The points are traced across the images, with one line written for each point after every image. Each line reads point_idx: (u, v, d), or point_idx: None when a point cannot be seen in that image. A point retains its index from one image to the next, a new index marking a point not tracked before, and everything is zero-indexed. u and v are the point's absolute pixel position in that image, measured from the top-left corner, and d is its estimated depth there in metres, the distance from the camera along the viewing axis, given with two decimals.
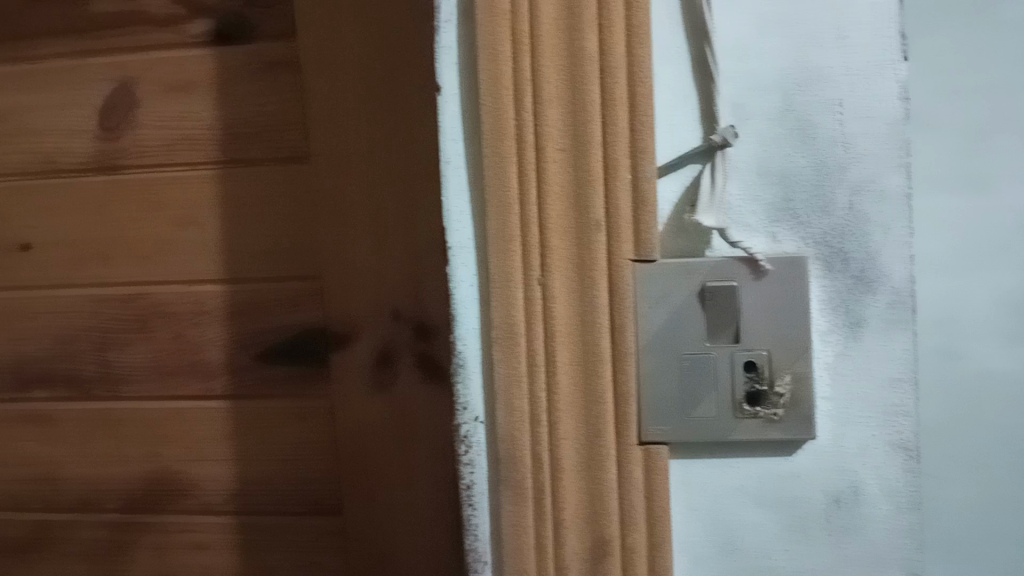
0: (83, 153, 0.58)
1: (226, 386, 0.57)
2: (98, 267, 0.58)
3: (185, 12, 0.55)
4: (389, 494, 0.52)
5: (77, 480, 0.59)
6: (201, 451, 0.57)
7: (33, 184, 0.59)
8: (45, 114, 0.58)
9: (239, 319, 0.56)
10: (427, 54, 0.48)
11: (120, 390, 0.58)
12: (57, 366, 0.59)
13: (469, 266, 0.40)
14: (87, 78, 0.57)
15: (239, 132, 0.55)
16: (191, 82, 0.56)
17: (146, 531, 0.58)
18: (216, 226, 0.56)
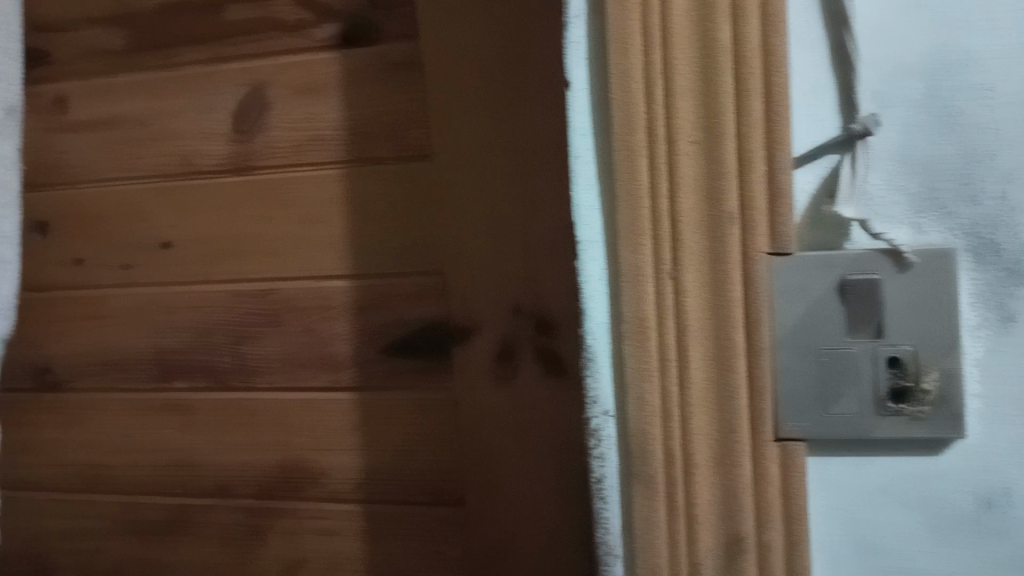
0: (217, 154, 0.60)
1: (353, 378, 0.59)
2: (233, 264, 0.61)
3: (313, 17, 0.57)
4: (513, 487, 0.53)
5: (214, 466, 0.62)
6: (329, 440, 0.59)
7: (171, 184, 0.62)
8: (181, 118, 0.61)
9: (365, 314, 0.58)
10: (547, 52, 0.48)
11: (253, 381, 0.61)
12: (194, 356, 0.62)
13: (598, 261, 0.40)
14: (220, 82, 0.60)
15: (365, 131, 0.57)
16: (319, 84, 0.58)
17: (279, 516, 0.60)
18: (343, 224, 0.58)
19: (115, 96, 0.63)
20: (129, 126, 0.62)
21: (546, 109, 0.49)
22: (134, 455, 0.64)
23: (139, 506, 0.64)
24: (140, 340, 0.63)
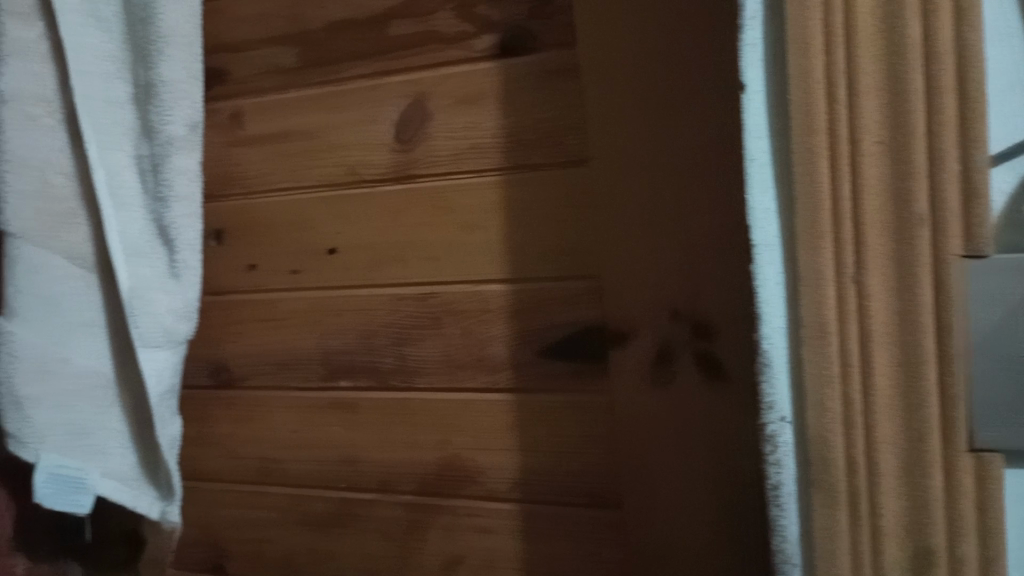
0: (381, 164, 0.63)
1: (510, 379, 0.60)
2: (396, 268, 0.63)
3: (473, 28, 0.59)
4: (672, 490, 0.53)
5: (378, 463, 0.64)
6: (487, 440, 0.61)
7: (338, 192, 0.65)
8: (347, 129, 0.64)
9: (522, 316, 0.59)
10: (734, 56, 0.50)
11: (414, 381, 0.63)
12: (359, 357, 0.65)
13: (775, 264, 0.39)
14: (384, 95, 0.62)
15: (523, 139, 0.58)
16: (479, 94, 0.59)
17: (437, 512, 0.62)
18: (501, 229, 0.59)
19: (285, 110, 0.66)
20: (297, 138, 0.66)
21: (719, 121, 0.50)
22: (301, 450, 0.67)
23: (305, 499, 0.67)
24: (308, 341, 0.67)
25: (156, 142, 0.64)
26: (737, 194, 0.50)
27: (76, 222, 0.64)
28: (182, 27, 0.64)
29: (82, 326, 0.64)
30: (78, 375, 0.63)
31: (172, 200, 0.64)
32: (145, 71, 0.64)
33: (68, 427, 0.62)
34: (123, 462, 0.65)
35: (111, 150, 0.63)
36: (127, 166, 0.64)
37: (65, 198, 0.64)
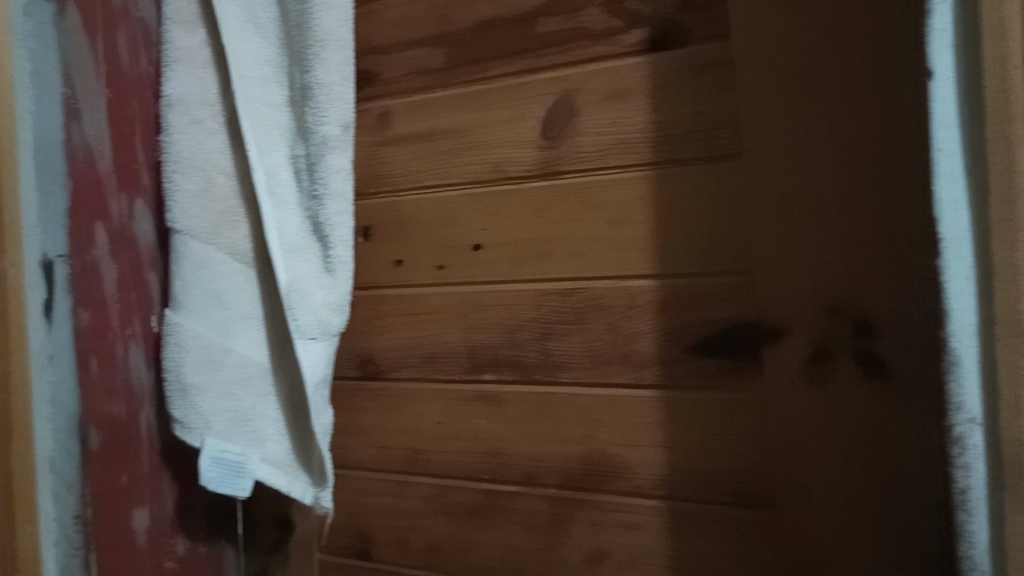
0: (527, 161, 0.64)
1: (658, 376, 0.60)
2: (541, 264, 0.64)
3: (623, 24, 0.59)
4: (828, 490, 0.51)
5: (522, 456, 0.65)
6: (634, 435, 0.61)
7: (484, 189, 0.66)
8: (493, 127, 0.65)
9: (670, 312, 0.59)
10: (905, 38, 0.48)
11: (558, 376, 0.63)
12: (503, 351, 0.66)
13: (965, 256, 0.39)
14: (531, 92, 0.63)
15: (674, 134, 0.58)
16: (627, 89, 0.60)
17: (583, 507, 0.63)
18: (650, 224, 0.59)
19: (433, 110, 0.68)
20: (445, 136, 0.67)
21: (885, 111, 0.49)
22: (446, 441, 0.69)
23: (451, 490, 0.68)
24: (454, 335, 0.68)
25: (311, 143, 0.67)
26: (900, 182, 0.48)
27: (237, 219, 0.67)
28: (337, 30, 0.66)
29: (242, 318, 0.67)
30: (240, 364, 0.66)
31: (325, 198, 0.67)
32: (302, 74, 0.67)
33: (232, 414, 0.66)
34: (279, 449, 0.68)
35: (269, 151, 0.66)
36: (284, 166, 0.67)
37: (227, 197, 0.67)
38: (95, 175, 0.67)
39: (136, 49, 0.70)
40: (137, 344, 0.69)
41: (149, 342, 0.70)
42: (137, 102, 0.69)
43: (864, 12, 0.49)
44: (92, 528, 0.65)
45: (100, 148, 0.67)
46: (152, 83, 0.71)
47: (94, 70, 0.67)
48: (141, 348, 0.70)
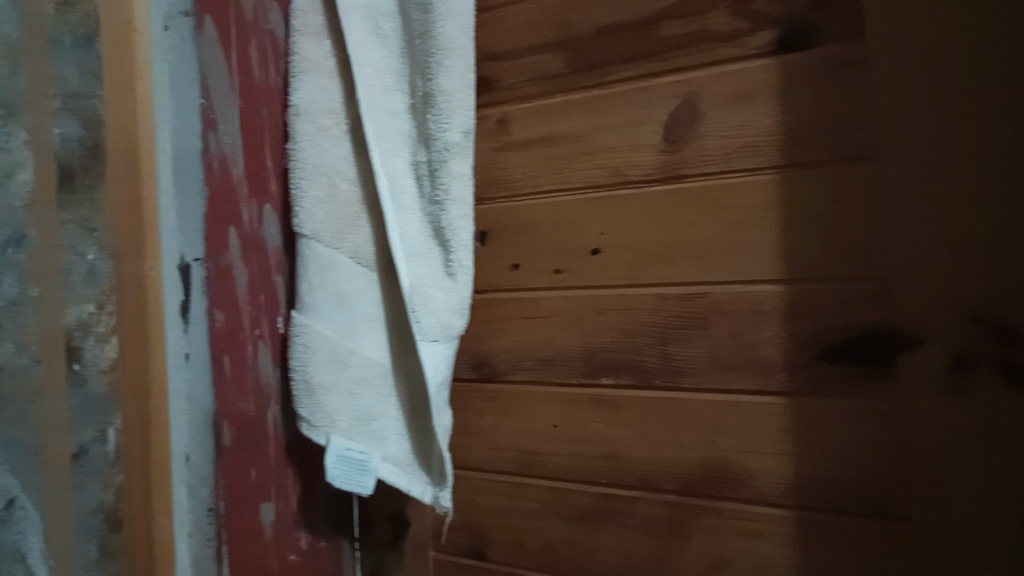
0: (649, 164, 0.64)
1: (784, 382, 0.59)
2: (662, 269, 0.64)
3: (750, 26, 0.59)
4: (983, 486, 0.51)
5: (640, 460, 0.65)
6: (758, 443, 0.60)
7: (604, 193, 0.66)
8: (614, 131, 0.66)
9: (797, 317, 0.58)
10: None
11: (679, 381, 0.63)
12: (622, 355, 0.65)
13: None
14: (653, 96, 0.64)
15: (805, 136, 0.57)
16: (754, 91, 0.59)
17: (704, 513, 0.62)
18: (777, 228, 0.59)
19: (552, 114, 0.69)
20: (563, 141, 0.68)
21: None
22: (562, 444, 0.69)
23: (566, 493, 0.69)
24: (571, 339, 0.68)
25: (433, 149, 0.68)
26: None
27: (360, 224, 0.69)
28: (459, 39, 0.67)
29: (366, 321, 0.69)
30: (363, 365, 0.68)
31: (448, 204, 0.67)
32: (425, 82, 0.68)
33: (356, 412, 0.68)
34: (400, 449, 0.69)
35: (393, 157, 0.68)
36: (406, 172, 0.69)
37: (351, 203, 0.69)
38: (229, 182, 0.70)
39: (266, 61, 0.72)
40: (264, 344, 0.72)
41: (276, 342, 0.72)
42: (266, 110, 0.72)
43: (1013, 22, 0.50)
44: (223, 521, 0.69)
45: (233, 156, 0.70)
46: (280, 92, 0.72)
47: (228, 82, 0.70)
48: (268, 347, 0.72)
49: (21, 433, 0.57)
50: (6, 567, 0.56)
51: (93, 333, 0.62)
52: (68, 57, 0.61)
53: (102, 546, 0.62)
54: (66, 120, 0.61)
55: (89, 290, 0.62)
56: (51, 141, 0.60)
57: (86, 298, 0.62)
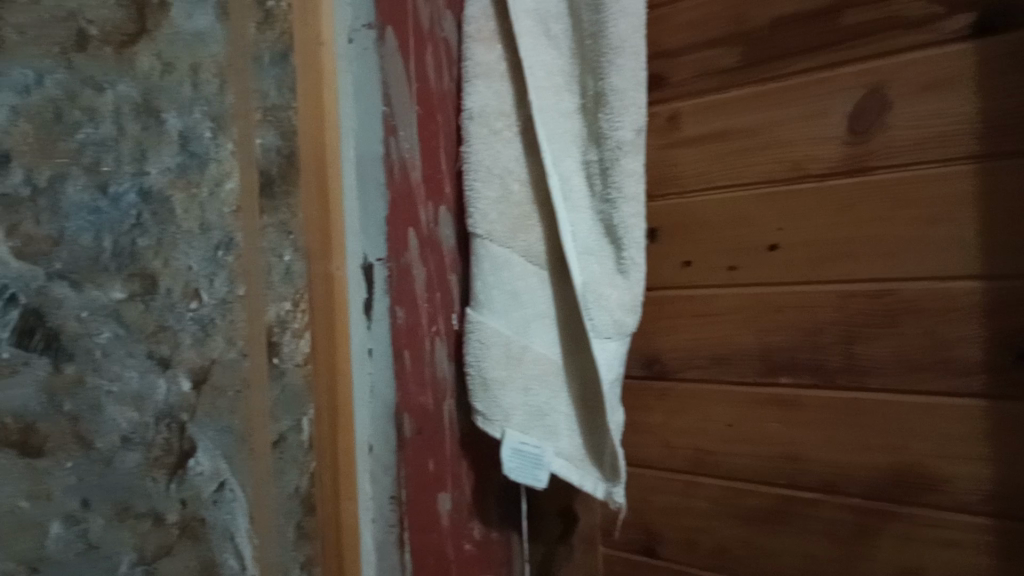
0: (832, 158, 0.63)
1: (984, 385, 0.56)
2: (846, 266, 0.62)
3: (945, 10, 0.57)
4: None
5: (824, 463, 0.64)
6: (955, 448, 0.57)
7: (781, 188, 0.66)
8: (793, 124, 0.65)
9: (999, 317, 0.55)
10: None
11: (865, 381, 0.62)
12: (802, 354, 0.65)
13: None
14: (835, 87, 0.62)
15: (1006, 124, 0.55)
16: (948, 78, 0.57)
17: (894, 520, 0.60)
18: (974, 222, 0.56)
19: (727, 109, 0.68)
20: (738, 137, 0.68)
21: None
22: (738, 443, 0.69)
23: (742, 493, 0.69)
24: (747, 337, 0.68)
25: (605, 148, 0.68)
26: None
27: (531, 223, 0.71)
28: (631, 37, 0.67)
29: (538, 318, 0.70)
30: (536, 362, 0.70)
31: (619, 202, 0.68)
32: (596, 82, 0.68)
33: (530, 408, 0.69)
34: (572, 444, 0.71)
35: (563, 157, 0.69)
36: (577, 171, 0.70)
37: (522, 203, 0.71)
38: (409, 185, 0.73)
39: (440, 67, 0.74)
40: (441, 340, 0.74)
41: (451, 338, 0.75)
42: (442, 116, 0.74)
43: None
44: (404, 509, 0.73)
45: (412, 160, 0.73)
46: (454, 97, 0.74)
47: (407, 90, 0.73)
48: (445, 344, 0.74)
49: (230, 421, 0.62)
50: (219, 544, 0.61)
51: (290, 328, 0.67)
52: (267, 72, 0.66)
53: (299, 527, 0.67)
54: (266, 130, 0.65)
55: (287, 288, 0.66)
56: (255, 151, 0.64)
57: (284, 296, 0.66)
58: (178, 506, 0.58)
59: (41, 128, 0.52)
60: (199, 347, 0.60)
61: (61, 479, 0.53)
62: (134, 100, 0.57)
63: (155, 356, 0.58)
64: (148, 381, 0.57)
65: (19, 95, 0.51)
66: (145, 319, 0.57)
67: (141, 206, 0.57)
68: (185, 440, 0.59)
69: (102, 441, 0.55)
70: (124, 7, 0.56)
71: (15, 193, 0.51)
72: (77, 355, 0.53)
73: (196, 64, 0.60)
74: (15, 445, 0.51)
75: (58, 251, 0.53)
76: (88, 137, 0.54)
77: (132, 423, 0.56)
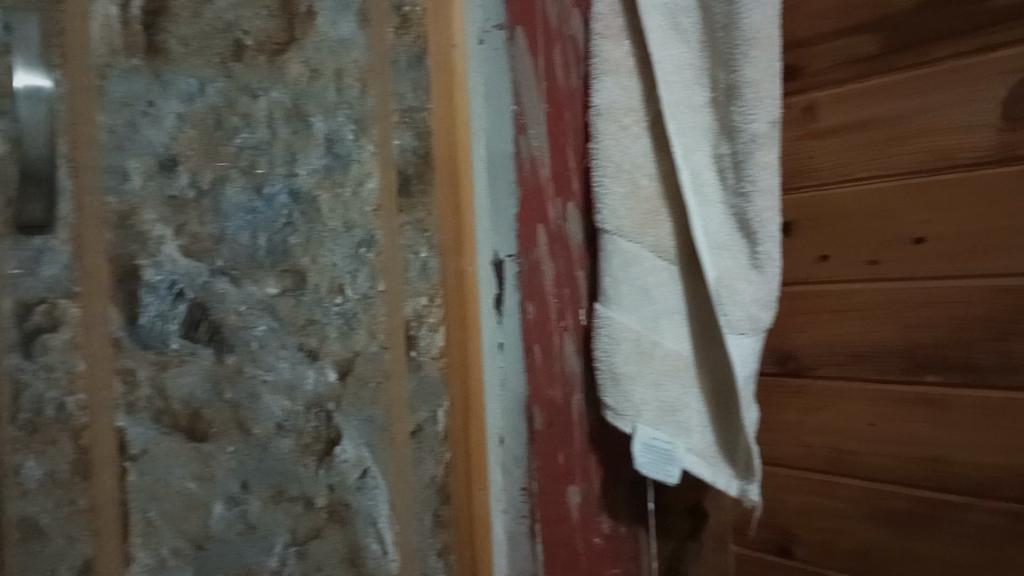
0: (983, 145, 0.60)
1: None
2: (998, 259, 0.60)
3: None
4: None
5: (974, 465, 0.62)
6: None
7: (927, 179, 0.64)
8: (941, 112, 0.63)
9: None
10: None
11: (1020, 380, 0.59)
12: (950, 352, 0.63)
13: None
14: (986, 72, 0.60)
15: None
16: None
17: None
18: None
19: (865, 99, 0.68)
20: (882, 126, 0.67)
21: None
22: (881, 443, 0.68)
23: (884, 494, 0.68)
24: (889, 332, 0.67)
25: (738, 141, 0.67)
26: None
27: (661, 218, 0.70)
28: (766, 27, 0.66)
29: (668, 313, 0.70)
30: (667, 357, 0.69)
31: (754, 195, 0.67)
32: (728, 75, 0.67)
33: (660, 404, 0.69)
34: (703, 440, 0.70)
35: (694, 152, 0.68)
36: (708, 166, 0.69)
37: (652, 197, 0.70)
38: (538, 182, 0.74)
39: (568, 66, 0.74)
40: (570, 335, 0.75)
41: (580, 333, 0.75)
42: (569, 113, 0.74)
43: None
44: (536, 501, 0.74)
45: (542, 158, 0.74)
46: (581, 95, 0.74)
47: (536, 89, 0.74)
48: (574, 338, 0.75)
49: (373, 411, 0.65)
50: (363, 528, 0.63)
51: (426, 323, 0.69)
52: (404, 75, 0.68)
53: (436, 515, 0.69)
54: (403, 131, 0.68)
55: (423, 284, 0.68)
56: (394, 151, 0.67)
57: (420, 291, 0.68)
58: (327, 490, 0.61)
59: (204, 133, 0.56)
60: (344, 339, 0.63)
61: (223, 463, 0.56)
62: (285, 106, 0.60)
63: (304, 348, 0.61)
64: (299, 372, 0.60)
65: (185, 103, 0.55)
66: (297, 313, 0.60)
67: (292, 207, 0.60)
68: (332, 428, 0.62)
69: (259, 428, 0.58)
70: (276, 17, 0.60)
71: (183, 194, 0.55)
72: (237, 347, 0.57)
73: (340, 69, 0.63)
74: (183, 429, 0.55)
75: (220, 249, 0.57)
76: (245, 142, 0.58)
77: (285, 411, 0.59)
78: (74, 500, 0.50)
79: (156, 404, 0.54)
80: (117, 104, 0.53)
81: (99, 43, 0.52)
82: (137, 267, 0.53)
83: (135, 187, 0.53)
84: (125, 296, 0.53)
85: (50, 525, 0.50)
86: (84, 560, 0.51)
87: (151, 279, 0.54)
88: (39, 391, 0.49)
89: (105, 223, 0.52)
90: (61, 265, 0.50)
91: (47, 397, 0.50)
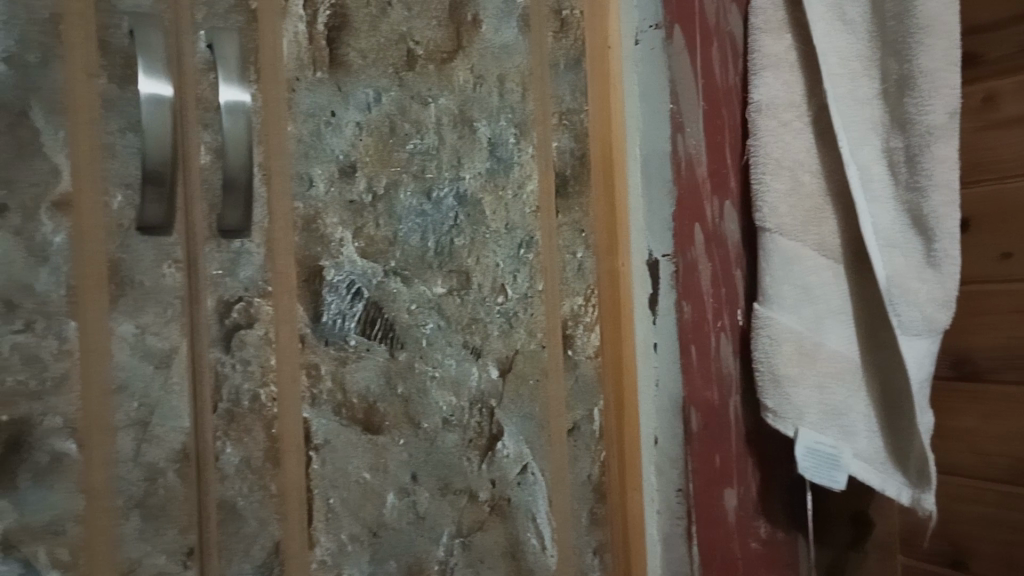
0: None
1: None
2: None
3: None
4: None
5: None
6: None
7: None
8: None
9: None
10: None
11: None
12: None
13: None
14: None
15: None
16: None
17: None
18: None
19: None
20: None
21: None
22: None
23: None
24: None
25: (912, 135, 0.64)
26: None
27: (825, 216, 0.68)
28: (942, 14, 0.63)
29: (832, 314, 0.68)
30: (832, 358, 0.67)
31: (930, 189, 0.63)
32: (901, 65, 0.64)
33: (826, 407, 0.67)
34: (871, 445, 0.68)
35: (862, 147, 0.66)
36: (877, 161, 0.66)
37: (815, 194, 0.69)
38: (695, 180, 0.72)
39: (726, 62, 0.73)
40: (726, 336, 0.73)
41: (736, 334, 0.73)
42: (727, 111, 0.73)
43: None
44: (692, 501, 0.72)
45: (699, 156, 0.71)
46: (740, 91, 0.73)
47: (694, 87, 0.71)
48: (730, 339, 0.73)
49: (532, 408, 0.66)
50: (523, 523, 0.65)
51: (582, 322, 0.69)
52: (563, 77, 0.69)
53: (592, 513, 0.69)
54: (562, 134, 0.69)
55: (580, 284, 0.69)
56: (553, 153, 0.68)
57: (577, 291, 0.69)
58: (489, 484, 0.63)
59: (380, 141, 0.59)
60: (506, 337, 0.65)
61: (396, 455, 0.59)
62: (452, 113, 0.62)
63: (469, 345, 0.63)
64: (463, 369, 0.62)
65: (363, 113, 0.58)
66: (461, 312, 0.62)
67: (458, 210, 0.62)
68: (494, 424, 0.64)
69: (427, 421, 0.60)
70: (444, 27, 0.62)
71: (360, 199, 0.58)
72: (408, 343, 0.60)
73: (503, 74, 0.65)
74: (360, 422, 0.57)
75: (394, 250, 0.59)
76: (416, 148, 0.60)
77: (451, 406, 0.61)
78: (266, 485, 0.54)
79: (337, 397, 0.57)
80: (304, 115, 0.56)
81: (289, 58, 0.56)
82: (321, 267, 0.56)
83: (319, 193, 0.57)
84: (311, 295, 0.56)
85: (245, 508, 0.53)
86: (274, 542, 0.54)
87: (332, 279, 0.57)
88: (237, 384, 0.53)
89: (293, 226, 0.56)
90: (255, 266, 0.54)
91: (243, 389, 0.53)
